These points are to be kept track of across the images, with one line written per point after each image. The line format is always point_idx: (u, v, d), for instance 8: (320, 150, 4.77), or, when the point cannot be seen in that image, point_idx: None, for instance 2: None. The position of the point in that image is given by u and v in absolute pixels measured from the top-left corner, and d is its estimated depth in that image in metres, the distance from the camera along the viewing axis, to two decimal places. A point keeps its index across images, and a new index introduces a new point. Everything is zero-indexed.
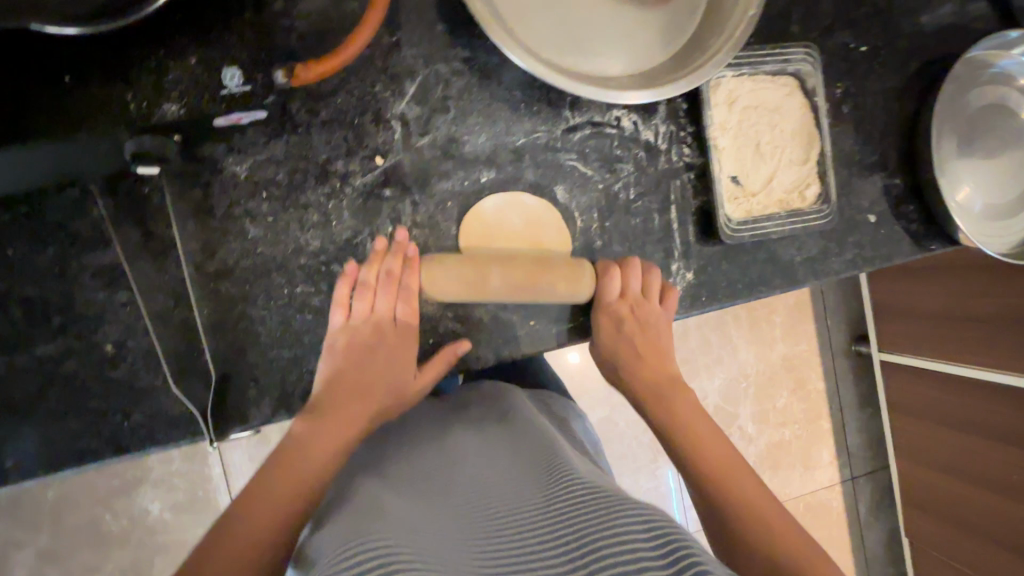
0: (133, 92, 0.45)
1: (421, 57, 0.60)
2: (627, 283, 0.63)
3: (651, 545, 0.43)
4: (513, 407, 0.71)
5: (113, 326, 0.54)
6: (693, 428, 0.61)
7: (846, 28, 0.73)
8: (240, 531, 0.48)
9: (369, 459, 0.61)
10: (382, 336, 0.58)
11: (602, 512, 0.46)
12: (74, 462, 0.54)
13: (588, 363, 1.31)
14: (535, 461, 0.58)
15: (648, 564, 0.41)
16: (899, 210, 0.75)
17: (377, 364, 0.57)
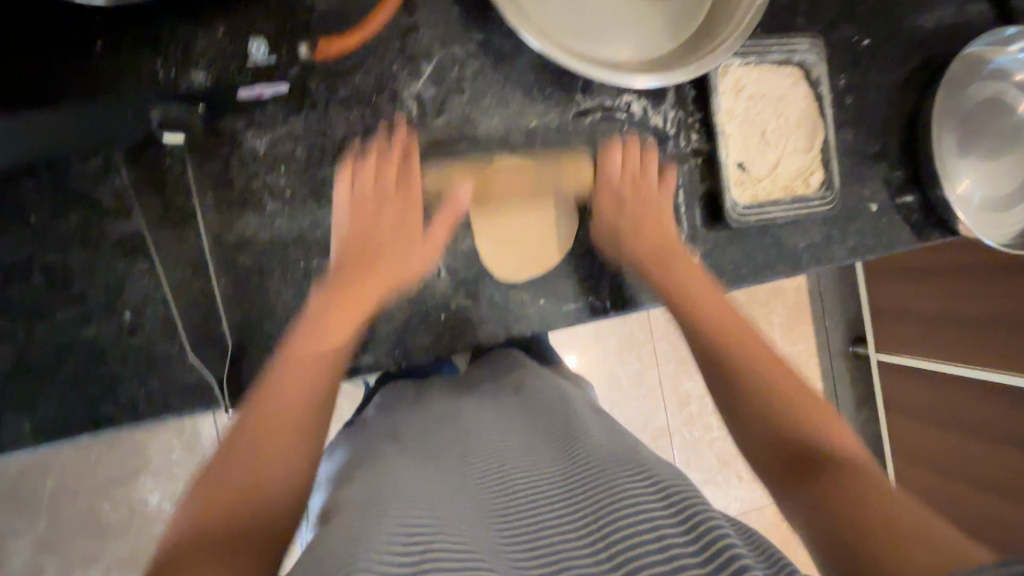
0: (165, 59, 0.47)
1: (437, 39, 0.62)
2: (628, 157, 0.67)
3: (673, 519, 0.43)
4: (531, 378, 0.72)
5: (132, 294, 0.55)
6: (725, 326, 0.58)
7: (849, 22, 0.75)
8: (274, 390, 0.46)
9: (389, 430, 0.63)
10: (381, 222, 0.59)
11: (624, 484, 0.47)
12: (90, 428, 0.54)
13: (589, 358, 1.32)
14: (550, 432, 0.59)
15: (669, 537, 0.41)
16: (900, 200, 0.77)
17: (380, 216, 0.60)
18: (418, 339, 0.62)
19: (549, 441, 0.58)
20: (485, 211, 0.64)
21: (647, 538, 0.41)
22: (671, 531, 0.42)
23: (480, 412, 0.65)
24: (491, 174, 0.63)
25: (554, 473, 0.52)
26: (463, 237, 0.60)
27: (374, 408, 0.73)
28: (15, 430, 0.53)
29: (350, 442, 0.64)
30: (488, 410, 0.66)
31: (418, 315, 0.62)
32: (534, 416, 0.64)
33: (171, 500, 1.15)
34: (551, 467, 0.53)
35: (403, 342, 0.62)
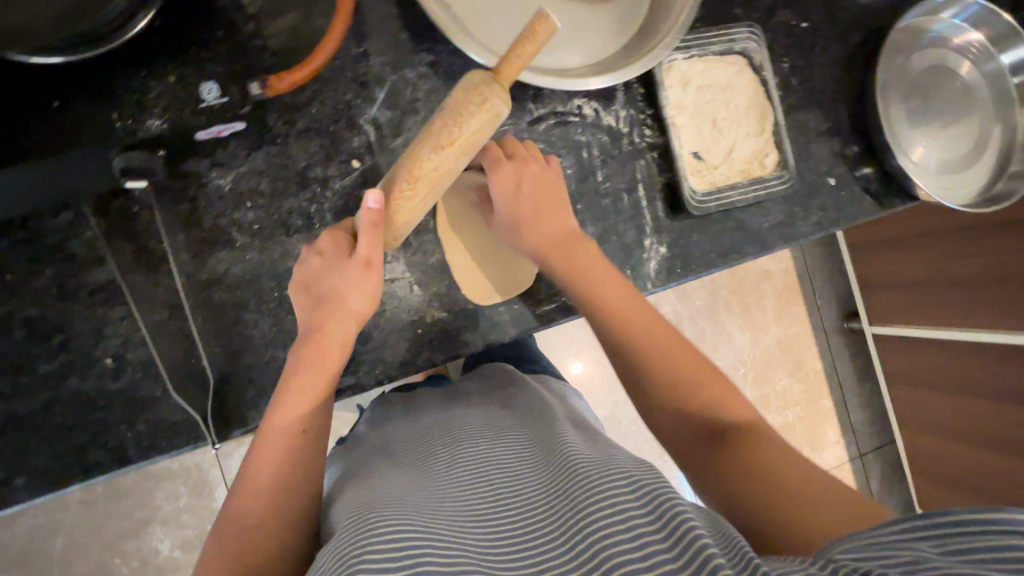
0: (118, 111, 0.48)
1: (388, 64, 0.64)
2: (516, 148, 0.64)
3: (638, 506, 0.45)
4: (517, 395, 0.76)
5: (112, 340, 0.57)
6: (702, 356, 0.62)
7: (787, 7, 0.77)
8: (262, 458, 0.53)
9: (384, 452, 0.67)
10: (326, 280, 0.56)
11: (597, 476, 0.49)
12: (82, 476, 0.55)
13: (591, 365, 1.33)
14: (535, 441, 0.62)
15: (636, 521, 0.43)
16: (858, 172, 0.79)
17: (320, 318, 0.56)
18: (397, 355, 0.64)
19: (533, 449, 0.61)
20: (421, 199, 0.52)
21: (618, 528, 0.42)
22: (638, 516, 0.43)
23: (467, 423, 0.68)
24: (421, 175, 0.49)
25: (536, 479, 0.54)
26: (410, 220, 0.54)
27: (365, 429, 0.78)
28: (7, 486, 0.54)
29: (344, 462, 0.69)
30: (475, 423, 0.69)
31: (394, 332, 0.64)
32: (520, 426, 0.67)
33: (182, 548, 1.15)
34: (534, 472, 0.55)
35: (383, 359, 0.63)
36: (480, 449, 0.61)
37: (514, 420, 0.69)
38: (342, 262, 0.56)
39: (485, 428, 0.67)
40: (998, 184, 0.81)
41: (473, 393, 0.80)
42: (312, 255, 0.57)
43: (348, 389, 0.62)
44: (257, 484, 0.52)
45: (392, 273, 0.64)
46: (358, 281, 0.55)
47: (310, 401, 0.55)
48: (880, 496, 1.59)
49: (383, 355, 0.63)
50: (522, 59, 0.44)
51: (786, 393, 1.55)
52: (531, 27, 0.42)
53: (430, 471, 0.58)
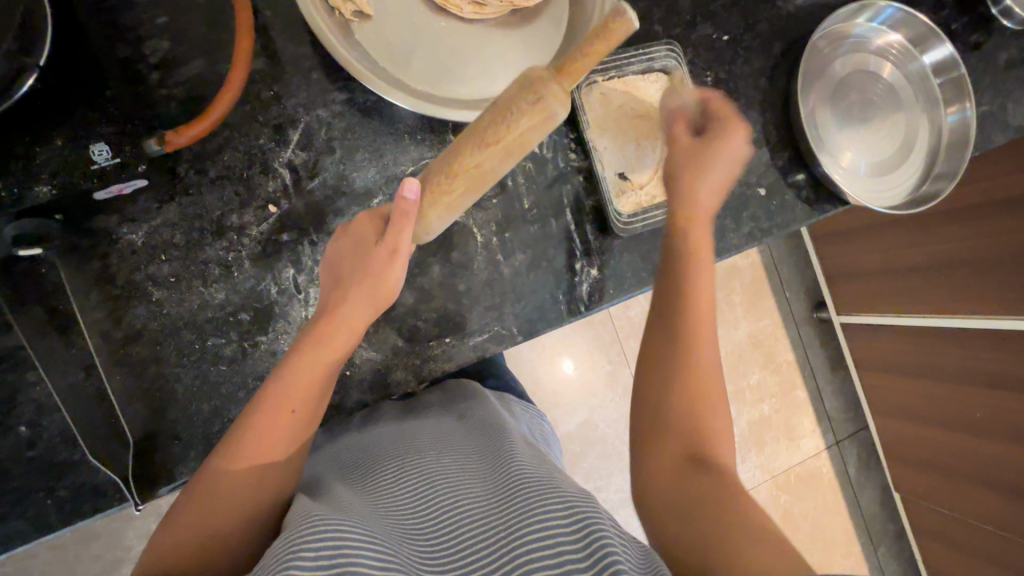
0: (4, 181, 0.47)
1: (301, 105, 0.64)
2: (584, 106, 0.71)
3: (570, 528, 0.45)
4: (474, 403, 0.76)
5: (25, 407, 0.55)
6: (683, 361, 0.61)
7: (706, 21, 0.78)
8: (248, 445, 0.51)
9: (333, 457, 0.66)
10: (347, 264, 0.55)
11: (536, 496, 0.49)
12: (4, 548, 0.54)
13: (586, 368, 1.39)
14: (482, 449, 0.63)
15: (566, 551, 0.44)
16: (789, 179, 0.80)
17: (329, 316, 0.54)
18: (327, 398, 0.63)
19: (480, 461, 0.61)
20: (463, 190, 0.51)
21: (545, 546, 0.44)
22: (569, 549, 0.44)
23: (420, 429, 0.69)
24: (464, 169, 0.49)
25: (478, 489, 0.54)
26: (441, 217, 0.54)
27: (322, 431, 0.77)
28: None
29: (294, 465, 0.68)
30: (427, 430, 0.69)
31: None
32: (472, 433, 0.68)
33: None
34: (477, 484, 0.55)
35: None
36: (428, 459, 0.60)
37: (466, 431, 0.68)
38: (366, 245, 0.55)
39: (437, 438, 0.67)
40: (924, 185, 0.82)
41: (433, 399, 0.80)
42: (339, 238, 0.57)
43: None
44: (235, 481, 0.50)
45: None
46: (380, 272, 0.54)
47: (304, 403, 0.53)
48: (858, 482, 1.61)
49: None
50: (580, 73, 0.45)
51: (759, 388, 1.57)
52: (605, 26, 0.42)
53: (376, 479, 0.58)
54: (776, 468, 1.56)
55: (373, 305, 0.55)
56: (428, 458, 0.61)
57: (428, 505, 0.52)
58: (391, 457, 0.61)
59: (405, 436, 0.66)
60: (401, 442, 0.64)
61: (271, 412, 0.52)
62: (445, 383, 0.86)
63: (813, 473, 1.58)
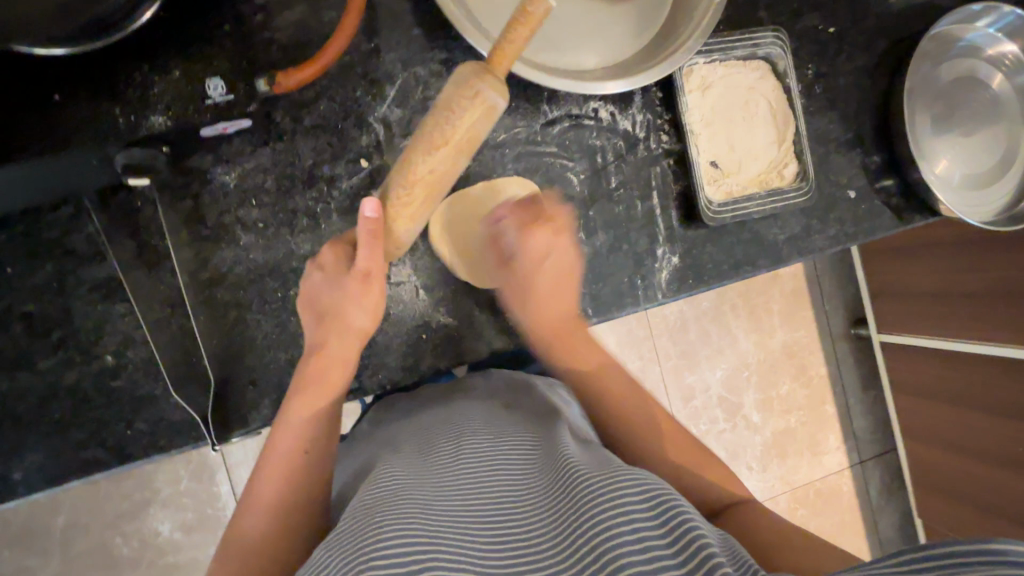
0: (121, 107, 0.47)
1: (399, 61, 0.62)
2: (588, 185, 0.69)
3: (647, 507, 0.43)
4: (521, 391, 0.73)
5: (112, 338, 0.56)
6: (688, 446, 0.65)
7: (813, 11, 0.75)
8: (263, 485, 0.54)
9: (384, 444, 0.65)
10: (326, 297, 0.56)
11: (600, 473, 0.47)
12: (81, 473, 0.55)
13: None
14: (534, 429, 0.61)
15: (644, 526, 0.41)
16: (879, 185, 0.77)
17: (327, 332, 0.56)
18: (401, 359, 0.63)
19: (536, 440, 0.58)
20: (422, 202, 0.50)
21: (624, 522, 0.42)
22: (647, 525, 0.41)
23: (468, 410, 0.66)
24: (417, 179, 0.48)
25: (540, 472, 0.52)
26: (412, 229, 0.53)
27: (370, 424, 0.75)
28: (5, 480, 0.54)
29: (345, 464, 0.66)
30: (474, 410, 0.67)
31: (399, 337, 0.63)
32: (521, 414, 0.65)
33: (181, 531, 1.16)
34: (538, 467, 0.53)
35: (387, 364, 0.62)
36: (482, 436, 0.58)
37: (517, 412, 0.66)
38: (342, 277, 0.56)
39: (487, 416, 0.64)
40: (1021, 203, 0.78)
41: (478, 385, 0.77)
42: (314, 272, 0.57)
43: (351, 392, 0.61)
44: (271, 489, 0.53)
45: (398, 276, 0.63)
46: (356, 293, 0.56)
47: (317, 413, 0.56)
48: (879, 504, 1.58)
49: (386, 360, 0.62)
50: (513, 55, 0.45)
51: (788, 399, 1.53)
52: (521, 9, 0.43)
53: (432, 460, 0.56)
54: (796, 481, 1.53)
55: (349, 321, 0.56)
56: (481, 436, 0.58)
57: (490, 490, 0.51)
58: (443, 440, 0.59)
59: (454, 420, 0.64)
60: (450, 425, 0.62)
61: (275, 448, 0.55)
62: (483, 370, 0.83)
63: (836, 490, 1.55)
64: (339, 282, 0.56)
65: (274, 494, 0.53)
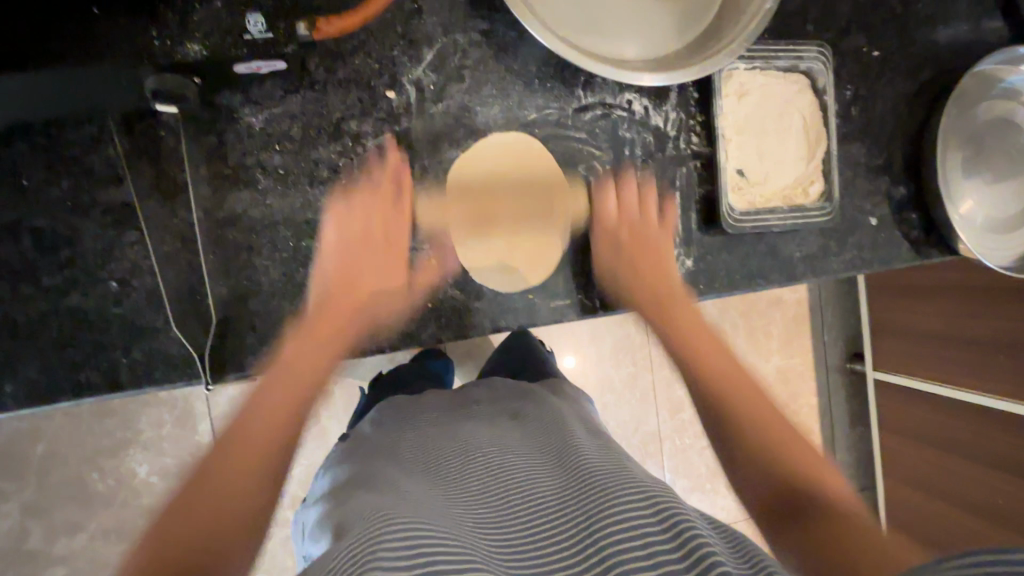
0: (159, 30, 0.47)
1: (440, 25, 0.61)
2: (623, 193, 0.67)
3: (652, 518, 0.44)
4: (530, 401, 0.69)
5: (120, 263, 0.55)
6: (769, 419, 0.57)
7: (859, 32, 0.74)
8: (278, 379, 0.53)
9: (382, 447, 0.60)
10: (375, 231, 0.61)
11: (613, 492, 0.47)
12: (70, 394, 0.55)
13: (585, 363, 1.29)
14: (543, 439, 0.59)
15: (658, 551, 0.42)
16: (901, 216, 0.76)
17: (353, 258, 0.60)
18: (404, 325, 0.62)
19: (545, 452, 0.57)
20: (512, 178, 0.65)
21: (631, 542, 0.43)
22: (653, 535, 0.43)
23: (479, 424, 0.64)
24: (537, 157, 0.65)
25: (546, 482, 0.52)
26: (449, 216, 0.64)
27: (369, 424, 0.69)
28: None
29: (339, 459, 0.63)
30: (480, 419, 0.65)
31: (404, 303, 0.62)
32: (534, 424, 0.63)
33: (158, 475, 1.16)
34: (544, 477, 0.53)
35: (388, 327, 0.62)
36: (486, 446, 0.58)
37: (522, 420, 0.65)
38: (399, 220, 0.62)
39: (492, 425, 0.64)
40: None
41: (482, 398, 0.72)
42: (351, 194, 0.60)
43: None
44: (237, 429, 0.49)
45: (411, 242, 0.62)
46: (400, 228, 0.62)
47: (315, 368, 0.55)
48: None
49: (388, 322, 0.62)
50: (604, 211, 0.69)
51: None
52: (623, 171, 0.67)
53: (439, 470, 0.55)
54: None
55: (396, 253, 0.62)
56: (489, 449, 0.57)
57: (495, 501, 0.50)
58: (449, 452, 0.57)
59: (461, 432, 0.61)
60: (456, 437, 0.60)
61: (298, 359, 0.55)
62: (488, 381, 0.79)
63: None
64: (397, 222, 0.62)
65: (267, 416, 0.50)
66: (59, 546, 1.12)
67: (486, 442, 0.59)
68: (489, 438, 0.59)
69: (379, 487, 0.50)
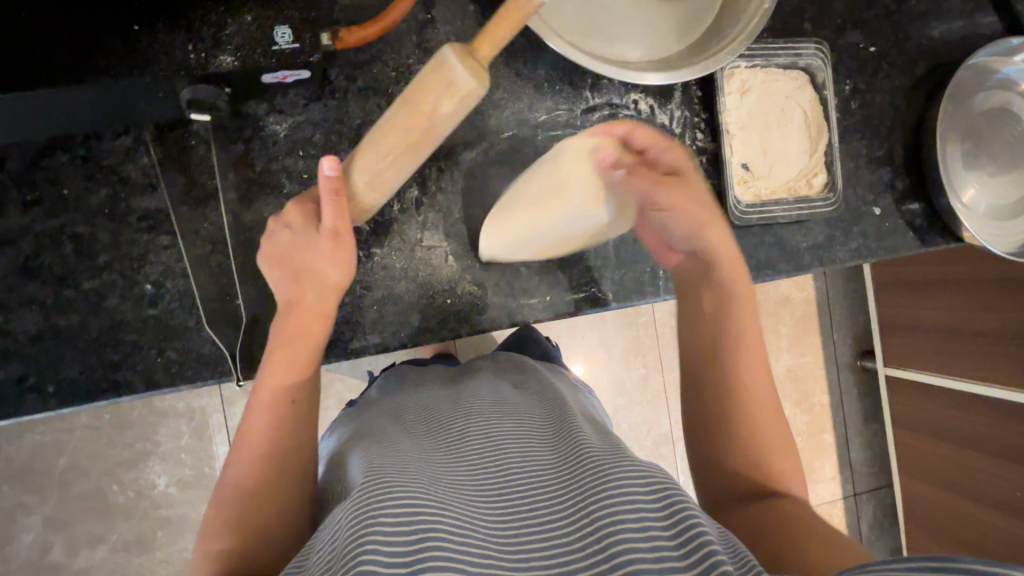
0: (193, 43, 0.49)
1: (453, 34, 0.64)
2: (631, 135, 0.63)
3: (647, 496, 0.44)
4: (529, 378, 0.72)
5: (154, 267, 0.58)
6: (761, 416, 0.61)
7: (856, 29, 0.77)
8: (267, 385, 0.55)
9: (391, 413, 0.64)
10: (305, 260, 0.54)
11: (609, 465, 0.47)
12: (109, 393, 0.57)
13: (594, 365, 1.30)
14: (542, 415, 0.61)
15: (650, 530, 0.42)
16: (904, 205, 0.78)
17: (297, 306, 0.55)
18: (424, 321, 0.64)
19: (544, 427, 0.58)
20: (395, 157, 0.49)
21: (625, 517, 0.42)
22: (649, 516, 0.42)
23: (478, 393, 0.66)
24: (386, 132, 0.48)
25: (548, 457, 0.52)
26: (365, 181, 0.51)
27: (375, 389, 0.76)
28: (39, 393, 0.56)
29: (351, 421, 0.67)
30: (482, 391, 0.67)
31: (423, 299, 0.64)
32: (533, 400, 0.65)
33: (178, 485, 1.18)
34: (545, 455, 0.53)
35: (409, 323, 0.64)
36: (488, 417, 0.58)
37: (525, 398, 0.66)
38: (307, 233, 0.54)
39: (495, 399, 0.64)
40: None
41: (486, 368, 0.78)
42: (279, 230, 0.54)
43: (372, 347, 0.63)
44: (246, 479, 0.53)
45: (429, 240, 0.65)
46: (333, 255, 0.54)
47: (300, 364, 0.56)
48: (868, 537, 1.56)
49: (408, 318, 0.64)
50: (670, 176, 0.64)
51: (788, 422, 1.53)
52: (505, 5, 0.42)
53: (439, 438, 0.56)
54: None
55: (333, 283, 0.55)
56: (487, 416, 0.59)
57: (491, 466, 0.51)
58: (451, 420, 0.59)
59: (462, 402, 0.63)
60: (457, 407, 0.62)
61: (283, 366, 0.55)
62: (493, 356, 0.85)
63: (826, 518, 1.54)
64: (312, 242, 0.54)
65: (255, 457, 0.54)
66: (81, 558, 1.14)
67: (484, 409, 0.60)
68: (488, 406, 0.61)
69: (384, 453, 0.51)
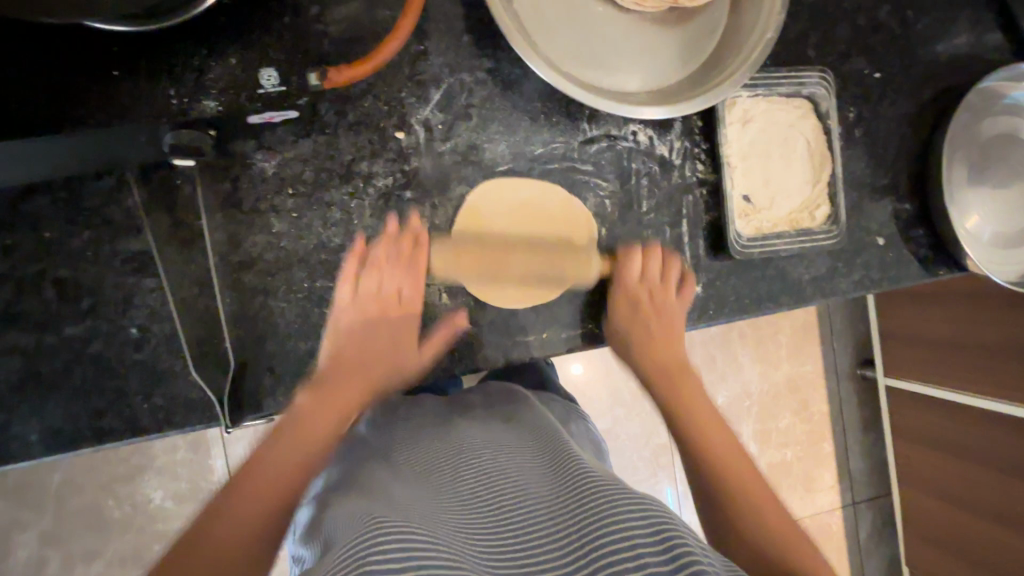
0: (176, 88, 0.48)
1: (447, 65, 0.63)
2: (646, 264, 0.68)
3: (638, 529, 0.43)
4: (522, 409, 0.71)
5: (139, 311, 0.57)
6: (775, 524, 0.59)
7: (861, 55, 0.75)
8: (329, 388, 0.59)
9: (379, 453, 0.62)
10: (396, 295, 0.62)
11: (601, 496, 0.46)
12: (93, 441, 0.55)
13: (593, 370, 1.29)
14: (533, 448, 0.60)
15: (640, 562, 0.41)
16: (909, 233, 0.76)
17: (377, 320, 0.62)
18: (416, 361, 0.63)
19: (535, 461, 0.57)
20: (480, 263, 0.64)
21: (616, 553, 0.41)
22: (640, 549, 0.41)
23: (470, 428, 0.64)
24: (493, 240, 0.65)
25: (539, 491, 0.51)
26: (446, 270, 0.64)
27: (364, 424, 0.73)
28: (22, 441, 0.54)
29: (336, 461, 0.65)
30: (474, 426, 0.65)
31: (416, 338, 0.63)
32: (524, 433, 0.64)
33: (173, 501, 1.16)
34: (534, 487, 0.52)
35: (401, 363, 0.62)
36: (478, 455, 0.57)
37: (516, 429, 0.65)
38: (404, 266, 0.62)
39: (484, 432, 0.63)
40: None
41: (478, 400, 0.76)
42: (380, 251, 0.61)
43: (364, 389, 0.61)
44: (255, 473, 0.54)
45: (423, 278, 0.63)
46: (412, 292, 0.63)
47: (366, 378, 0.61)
48: (867, 549, 1.56)
49: (401, 358, 0.62)
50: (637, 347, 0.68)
51: (786, 434, 1.52)
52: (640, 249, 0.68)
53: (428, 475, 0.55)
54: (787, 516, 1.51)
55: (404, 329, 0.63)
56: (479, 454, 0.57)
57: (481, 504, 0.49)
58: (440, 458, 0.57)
59: (453, 438, 0.62)
60: (448, 443, 0.60)
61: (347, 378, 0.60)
62: (486, 386, 0.83)
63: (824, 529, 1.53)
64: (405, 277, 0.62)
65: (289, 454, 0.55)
66: (77, 575, 1.13)
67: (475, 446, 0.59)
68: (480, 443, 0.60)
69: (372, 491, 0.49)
